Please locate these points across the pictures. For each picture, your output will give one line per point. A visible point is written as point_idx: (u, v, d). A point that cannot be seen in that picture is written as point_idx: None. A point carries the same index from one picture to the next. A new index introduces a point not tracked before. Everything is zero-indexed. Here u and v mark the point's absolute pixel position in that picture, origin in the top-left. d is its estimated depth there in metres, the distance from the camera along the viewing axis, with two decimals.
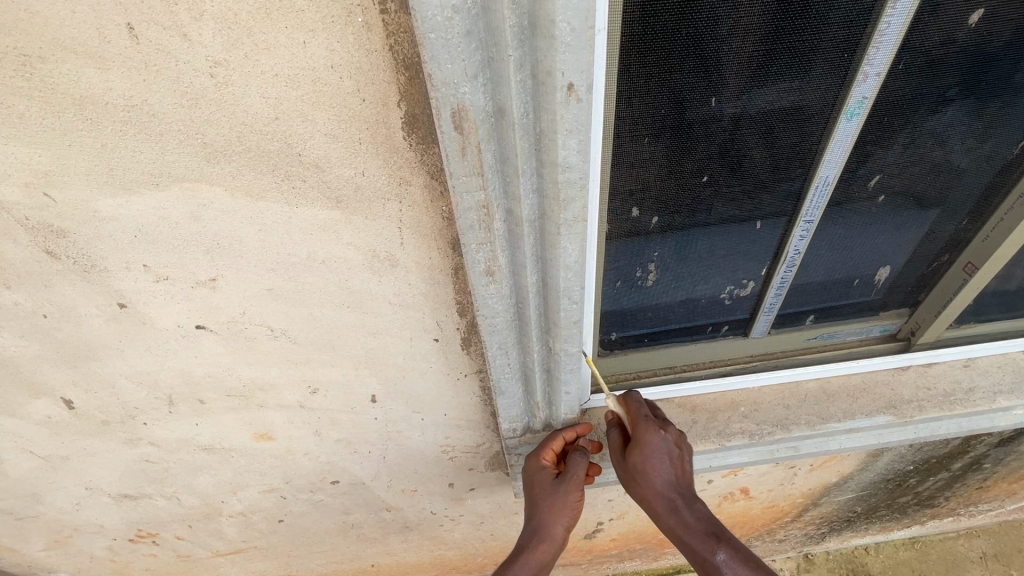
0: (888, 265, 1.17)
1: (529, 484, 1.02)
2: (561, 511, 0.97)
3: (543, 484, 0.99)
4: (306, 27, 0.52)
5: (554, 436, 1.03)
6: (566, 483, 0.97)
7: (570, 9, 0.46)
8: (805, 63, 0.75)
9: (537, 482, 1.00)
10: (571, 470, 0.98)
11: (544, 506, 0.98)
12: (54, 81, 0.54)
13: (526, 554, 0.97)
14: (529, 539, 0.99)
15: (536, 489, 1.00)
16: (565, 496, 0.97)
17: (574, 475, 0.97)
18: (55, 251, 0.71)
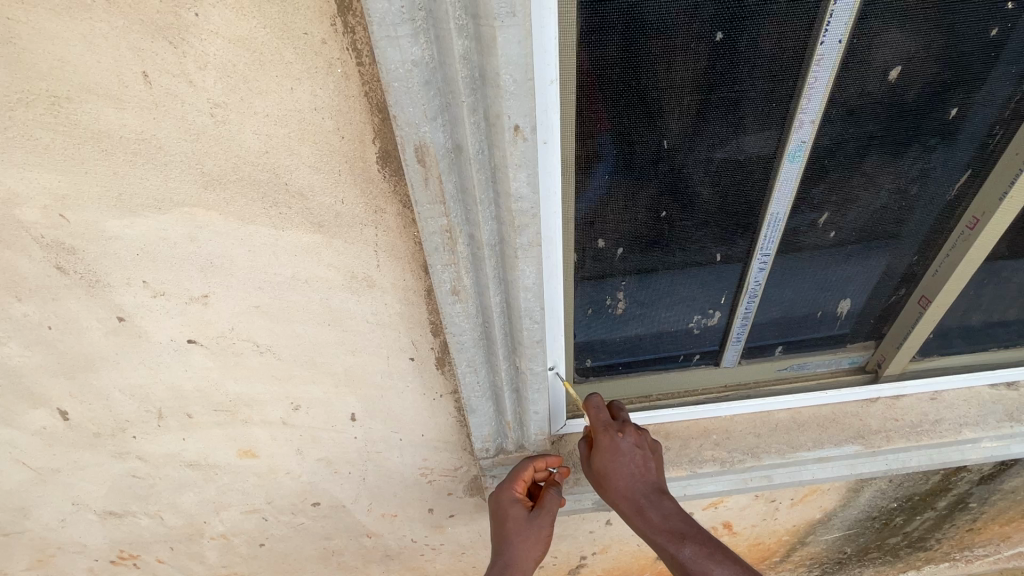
0: (848, 299, 1.23)
1: (499, 516, 1.03)
2: (533, 547, 0.99)
3: (517, 519, 1.01)
4: (293, 76, 0.62)
5: (529, 467, 1.05)
6: (540, 517, 1.01)
7: (511, 64, 0.56)
8: (740, 114, 0.84)
9: (511, 516, 1.01)
10: (545, 504, 1.02)
11: (515, 539, 0.99)
12: (77, 118, 0.63)
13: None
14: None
15: (508, 521, 1.01)
16: (539, 530, 0.99)
17: (548, 509, 1.01)
18: (65, 267, 0.78)
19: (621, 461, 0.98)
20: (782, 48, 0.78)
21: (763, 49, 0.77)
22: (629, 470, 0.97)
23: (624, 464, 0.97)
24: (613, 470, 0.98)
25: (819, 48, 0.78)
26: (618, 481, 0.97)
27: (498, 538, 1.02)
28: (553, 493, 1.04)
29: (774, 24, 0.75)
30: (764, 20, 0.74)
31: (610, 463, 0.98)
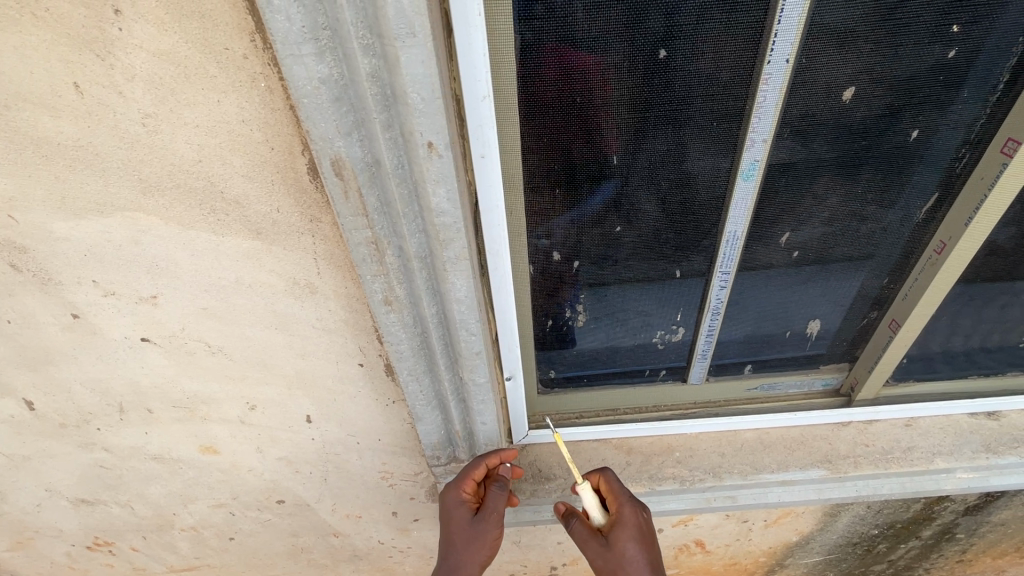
0: (817, 319, 1.21)
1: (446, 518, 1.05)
2: (479, 550, 1.03)
3: (463, 522, 1.03)
4: (219, 89, 0.63)
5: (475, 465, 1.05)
6: (485, 520, 1.03)
7: (417, 82, 0.57)
8: (684, 134, 0.84)
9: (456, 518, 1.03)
10: (490, 505, 1.02)
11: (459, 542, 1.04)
12: (16, 124, 0.65)
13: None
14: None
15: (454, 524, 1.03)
16: (484, 531, 1.02)
17: (491, 512, 1.02)
18: (18, 264, 0.81)
19: (638, 543, 1.00)
20: (723, 67, 0.77)
21: (703, 68, 0.77)
22: (640, 557, 0.99)
23: (639, 550, 0.99)
24: (631, 554, 0.99)
25: (763, 68, 0.77)
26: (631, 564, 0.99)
27: (446, 537, 1.05)
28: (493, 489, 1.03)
29: (712, 46, 0.74)
30: (701, 40, 0.74)
31: (626, 543, 1.00)
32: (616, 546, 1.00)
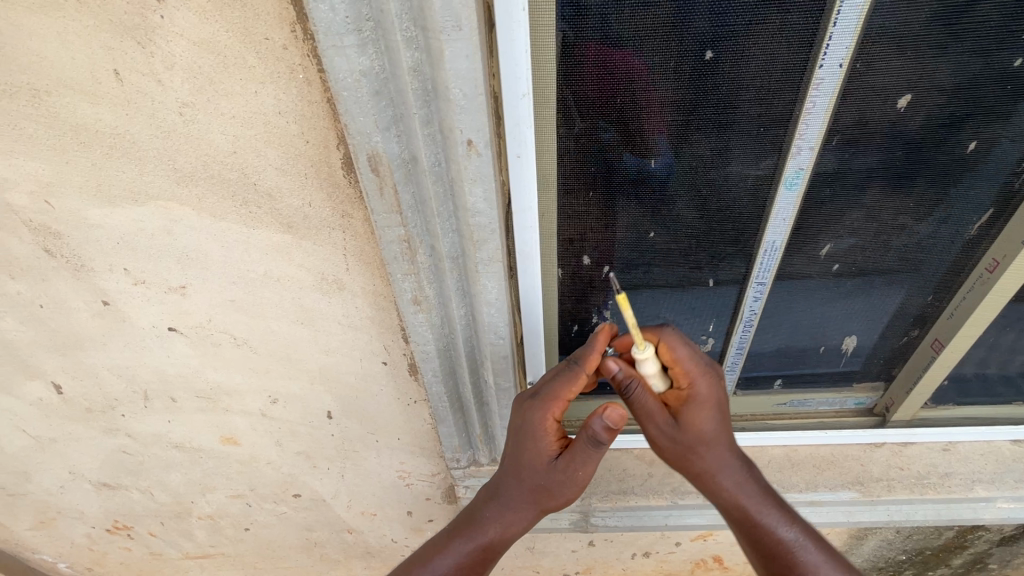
0: (854, 335, 1.16)
1: (515, 446, 0.88)
2: (560, 489, 0.87)
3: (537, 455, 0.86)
4: (257, 79, 0.62)
5: (567, 388, 0.83)
6: (568, 462, 0.85)
7: (460, 78, 0.55)
8: (728, 138, 0.81)
9: (534, 450, 0.86)
10: (577, 453, 0.83)
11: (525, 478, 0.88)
12: (56, 110, 0.65)
13: (493, 525, 0.90)
14: (488, 511, 0.91)
15: (528, 458, 0.87)
16: (569, 473, 0.85)
17: (578, 459, 0.84)
18: (52, 250, 0.81)
19: (724, 447, 0.86)
20: (774, 70, 0.73)
21: (752, 70, 0.73)
22: (732, 463, 0.87)
23: (732, 457, 0.87)
24: (722, 465, 0.86)
25: (816, 72, 0.73)
26: (725, 473, 0.86)
27: (507, 460, 0.90)
28: (592, 438, 0.81)
29: (764, 48, 0.71)
30: (753, 40, 0.70)
31: (714, 452, 0.86)
32: (701, 462, 0.86)
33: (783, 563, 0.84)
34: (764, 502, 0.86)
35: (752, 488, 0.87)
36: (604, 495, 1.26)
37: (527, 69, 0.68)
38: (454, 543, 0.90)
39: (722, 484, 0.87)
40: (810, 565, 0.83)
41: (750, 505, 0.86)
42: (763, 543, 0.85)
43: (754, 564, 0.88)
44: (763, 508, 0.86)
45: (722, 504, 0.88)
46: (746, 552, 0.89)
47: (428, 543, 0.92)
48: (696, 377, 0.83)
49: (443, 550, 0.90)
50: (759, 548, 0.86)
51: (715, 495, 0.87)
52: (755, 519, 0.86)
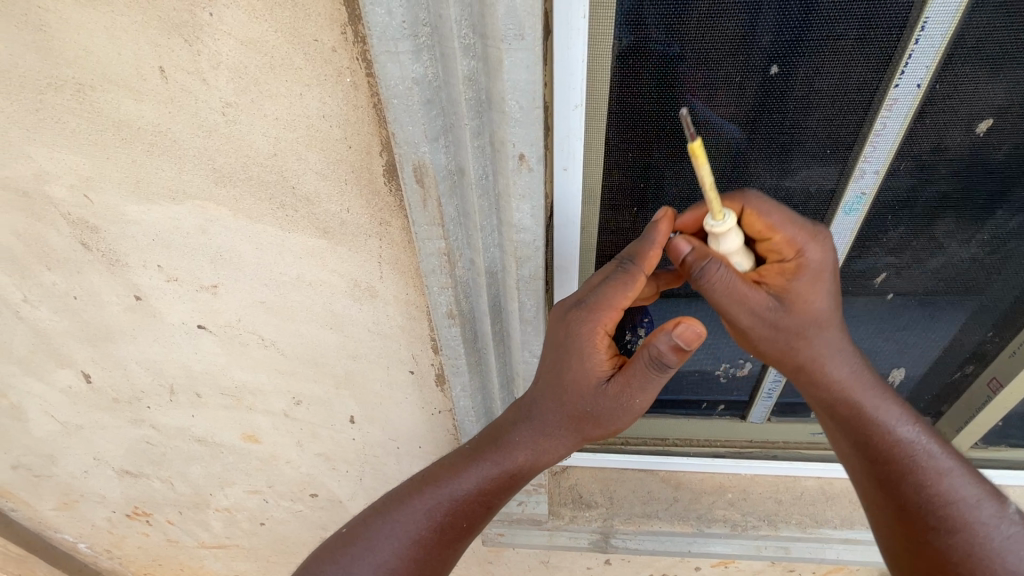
0: (901, 367, 1.10)
1: (555, 371, 0.73)
2: (611, 417, 0.73)
3: (584, 375, 0.72)
4: (303, 82, 0.60)
5: (622, 293, 0.67)
6: (623, 384, 0.69)
7: (517, 89, 0.52)
8: (788, 157, 0.76)
9: (580, 372, 0.71)
10: (635, 371, 0.68)
11: (557, 396, 0.74)
12: (100, 106, 0.64)
13: (518, 446, 0.77)
14: (513, 429, 0.77)
15: (572, 382, 0.72)
16: (624, 400, 0.70)
17: (637, 384, 0.69)
18: (89, 243, 0.81)
19: (834, 329, 0.70)
20: (845, 89, 0.68)
21: (822, 88, 0.68)
22: (843, 349, 0.71)
23: (844, 347, 0.71)
24: (836, 352, 0.71)
25: (891, 93, 0.68)
26: (838, 362, 0.71)
27: (543, 372, 0.75)
28: (647, 355, 0.66)
29: (837, 65, 0.66)
30: (826, 57, 0.65)
31: (824, 334, 0.70)
32: (808, 346, 0.70)
33: (899, 469, 0.71)
34: (882, 397, 0.72)
35: (870, 381, 0.72)
36: (627, 518, 1.22)
37: (582, 80, 0.65)
38: (473, 459, 0.79)
39: (835, 379, 0.71)
40: (936, 471, 0.71)
41: (868, 403, 0.71)
42: (877, 447, 0.72)
43: (848, 464, 0.77)
44: (881, 404, 0.72)
45: (826, 403, 0.73)
46: (843, 453, 0.77)
47: (448, 458, 0.82)
48: (806, 250, 0.67)
49: (460, 472, 0.79)
50: (868, 450, 0.73)
51: (820, 391, 0.72)
52: (870, 417, 0.71)
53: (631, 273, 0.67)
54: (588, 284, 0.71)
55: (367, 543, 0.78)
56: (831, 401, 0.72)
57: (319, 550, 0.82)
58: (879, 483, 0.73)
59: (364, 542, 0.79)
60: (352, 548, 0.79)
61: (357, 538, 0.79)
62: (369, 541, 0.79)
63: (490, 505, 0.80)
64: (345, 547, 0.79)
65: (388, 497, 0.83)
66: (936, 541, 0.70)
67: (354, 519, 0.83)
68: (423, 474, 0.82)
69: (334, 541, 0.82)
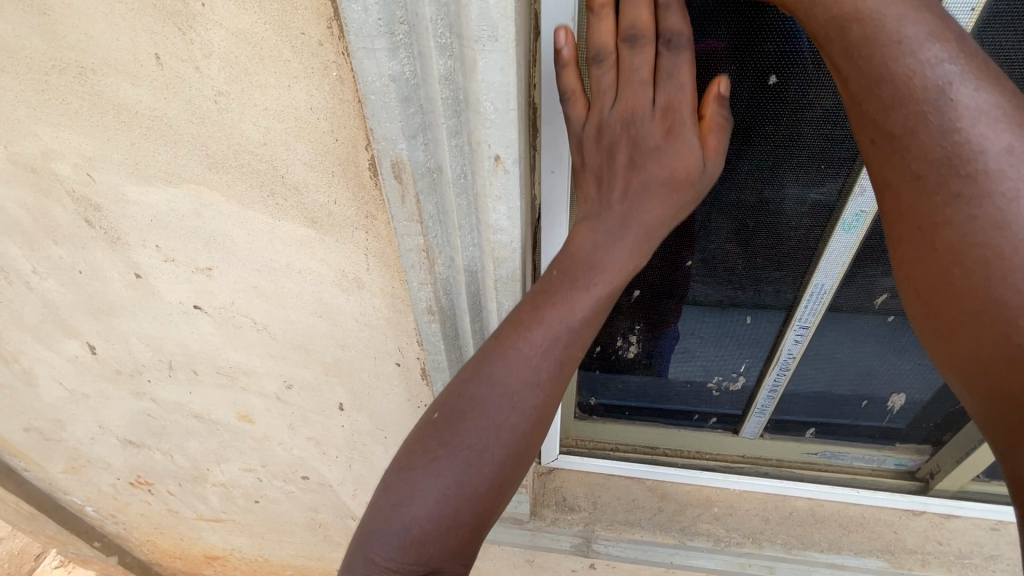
0: (902, 393, 1.06)
1: (631, 179, 0.65)
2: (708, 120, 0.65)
3: (678, 154, 0.63)
4: (291, 74, 0.61)
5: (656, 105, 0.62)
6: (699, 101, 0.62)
7: (492, 91, 0.52)
8: (780, 170, 0.75)
9: (666, 191, 0.64)
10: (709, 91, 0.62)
11: (663, 193, 0.64)
12: (100, 89, 0.66)
13: (601, 293, 0.65)
14: (577, 274, 0.65)
15: (659, 175, 0.64)
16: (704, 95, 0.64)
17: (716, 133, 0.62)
18: (92, 220, 0.84)
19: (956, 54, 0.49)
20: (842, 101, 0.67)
21: (816, 98, 0.67)
22: (950, 84, 0.49)
23: (956, 88, 0.49)
24: (921, 90, 0.49)
25: None
26: (925, 105, 0.50)
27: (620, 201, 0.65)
28: (721, 131, 0.62)
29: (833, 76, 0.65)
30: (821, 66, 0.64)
31: (907, 39, 0.50)
32: (878, 56, 0.50)
33: (963, 282, 0.51)
34: (994, 161, 0.48)
35: (982, 144, 0.49)
36: (610, 524, 1.22)
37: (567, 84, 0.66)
38: (534, 314, 0.64)
39: (900, 93, 0.50)
40: (1017, 288, 0.48)
41: (949, 180, 0.50)
42: (942, 239, 0.52)
43: (900, 279, 0.56)
44: (988, 172, 0.49)
45: (887, 169, 0.53)
46: (898, 262, 0.56)
47: (500, 329, 0.67)
48: None
49: (477, 379, 0.66)
50: (926, 251, 0.53)
51: (889, 176, 0.53)
52: (942, 198, 0.51)
53: (684, 50, 0.60)
54: (594, 127, 0.64)
55: (438, 463, 0.65)
56: (892, 162, 0.53)
57: (380, 484, 0.69)
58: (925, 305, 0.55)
59: (432, 465, 0.65)
60: (420, 475, 0.65)
61: (422, 458, 0.66)
62: (440, 459, 0.65)
63: (566, 380, 0.67)
64: (409, 471, 0.66)
65: (444, 400, 0.67)
66: (1016, 397, 0.49)
67: (408, 440, 0.69)
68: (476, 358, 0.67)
69: (393, 470, 0.68)
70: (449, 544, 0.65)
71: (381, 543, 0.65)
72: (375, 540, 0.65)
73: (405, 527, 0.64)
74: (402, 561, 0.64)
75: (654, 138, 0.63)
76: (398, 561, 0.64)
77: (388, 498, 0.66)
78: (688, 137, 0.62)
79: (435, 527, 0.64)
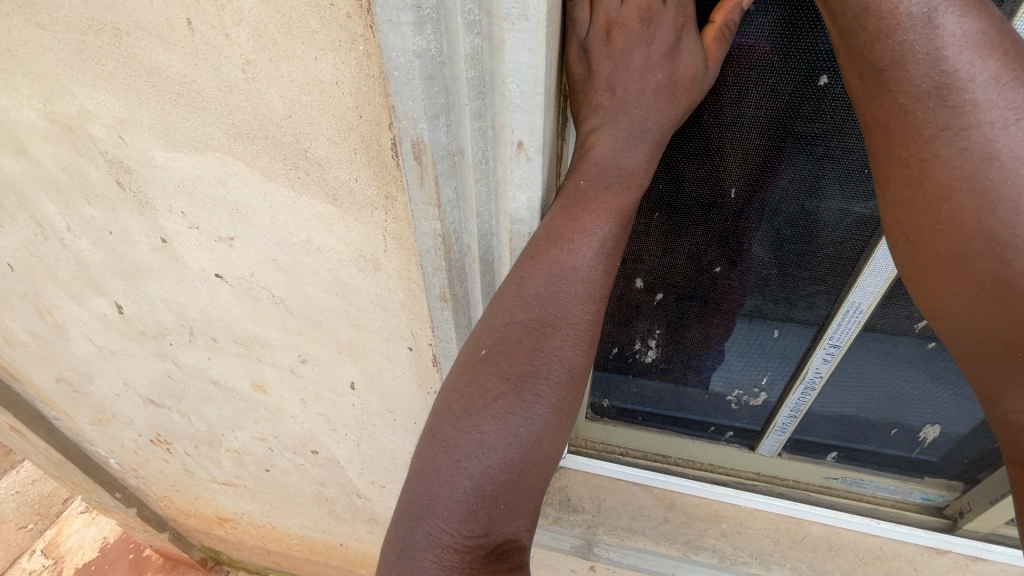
0: (936, 424, 1.00)
1: (626, 91, 0.60)
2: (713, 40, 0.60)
3: (682, 66, 0.58)
4: (318, 46, 0.60)
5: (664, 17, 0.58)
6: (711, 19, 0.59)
7: (519, 73, 0.50)
8: (821, 173, 0.71)
9: (663, 104, 0.60)
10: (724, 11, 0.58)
11: (673, 102, 0.60)
12: (134, 52, 0.67)
13: (637, 197, 0.62)
14: (610, 179, 0.60)
15: (659, 89, 0.59)
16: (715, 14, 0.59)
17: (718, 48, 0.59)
18: (122, 182, 0.85)
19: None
20: None
21: None
22: (934, 11, 0.49)
23: (942, 15, 0.49)
24: (909, 19, 0.50)
25: None
26: (913, 35, 0.50)
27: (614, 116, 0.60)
28: (725, 42, 0.59)
29: None
30: None
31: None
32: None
33: (950, 222, 0.53)
34: (982, 91, 0.50)
35: (969, 74, 0.49)
36: (613, 529, 1.18)
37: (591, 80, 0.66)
38: (576, 222, 0.60)
39: (889, 25, 0.50)
40: (999, 215, 0.51)
41: (936, 113, 0.51)
42: (931, 176, 0.53)
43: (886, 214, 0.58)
44: (975, 102, 0.50)
45: (877, 106, 0.54)
46: (885, 203, 0.57)
47: (530, 244, 0.62)
48: None
49: (495, 342, 0.61)
50: (914, 188, 0.54)
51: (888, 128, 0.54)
52: (930, 133, 0.52)
53: None
54: (601, 28, 0.58)
55: (498, 406, 0.60)
56: (882, 99, 0.53)
57: (427, 439, 0.62)
58: (910, 242, 0.57)
59: (492, 409, 0.59)
60: (482, 423, 0.59)
61: (477, 404, 0.60)
62: (501, 401, 0.60)
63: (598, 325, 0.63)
64: (466, 420, 0.60)
65: (491, 334, 0.61)
66: (991, 327, 0.54)
67: (451, 385, 0.62)
68: (515, 278, 0.61)
69: (441, 423, 0.61)
70: (520, 489, 0.61)
71: (448, 503, 0.60)
72: (441, 502, 0.60)
73: (474, 483, 0.59)
74: (475, 515, 0.60)
75: (668, 38, 0.58)
76: (472, 520, 0.60)
77: (445, 454, 0.60)
78: (697, 43, 0.59)
79: (506, 473, 0.60)
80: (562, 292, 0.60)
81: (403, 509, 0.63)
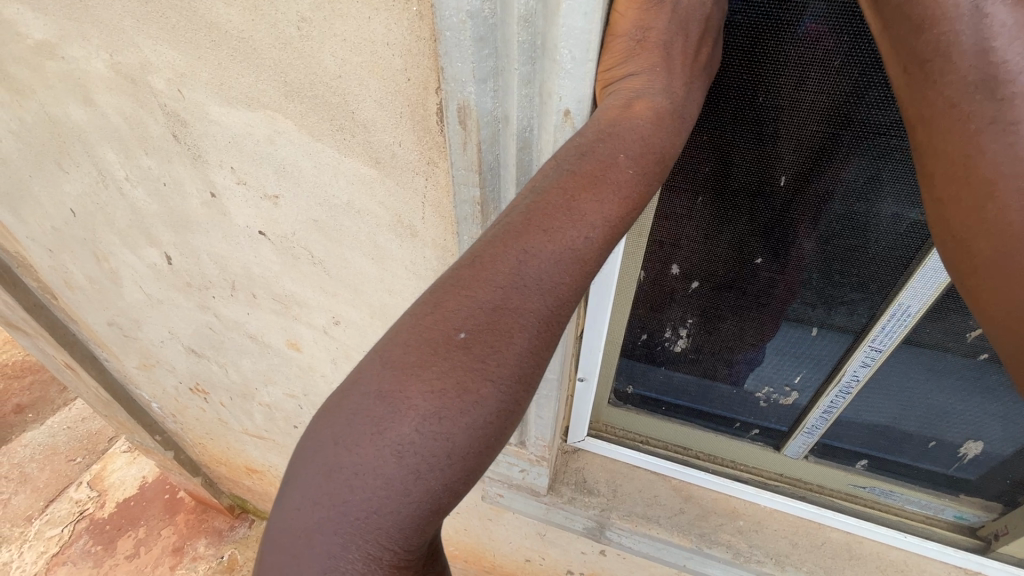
0: (978, 440, 0.95)
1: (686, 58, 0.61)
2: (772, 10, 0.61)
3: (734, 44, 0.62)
4: (372, 6, 0.60)
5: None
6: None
7: (572, 37, 0.50)
8: (879, 165, 0.67)
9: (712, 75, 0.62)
10: None
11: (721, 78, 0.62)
12: (196, 6, 0.69)
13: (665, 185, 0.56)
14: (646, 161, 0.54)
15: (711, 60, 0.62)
16: None
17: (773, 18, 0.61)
18: (178, 135, 0.89)
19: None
20: None
21: None
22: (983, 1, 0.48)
23: (989, 6, 0.48)
24: (955, 9, 0.49)
25: None
26: (958, 25, 0.49)
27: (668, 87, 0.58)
28: None
29: None
30: None
31: None
32: None
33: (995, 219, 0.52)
34: None
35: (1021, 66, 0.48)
36: (627, 515, 1.18)
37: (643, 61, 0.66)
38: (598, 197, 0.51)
39: (932, 15, 0.50)
40: None
41: (983, 106, 0.51)
42: (977, 169, 0.52)
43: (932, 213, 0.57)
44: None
45: (922, 100, 0.53)
46: (930, 200, 0.56)
47: (532, 201, 0.51)
48: None
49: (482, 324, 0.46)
50: (959, 183, 0.53)
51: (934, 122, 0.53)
52: (976, 126, 0.51)
53: None
54: None
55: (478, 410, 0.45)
56: (926, 89, 0.52)
57: (366, 437, 0.44)
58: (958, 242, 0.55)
59: (468, 422, 0.45)
60: (449, 442, 0.44)
61: (451, 406, 0.44)
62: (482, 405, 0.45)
63: None
64: (434, 424, 0.44)
65: (475, 312, 0.46)
66: None
67: (409, 377, 0.45)
68: (514, 252, 0.48)
69: (397, 420, 0.44)
70: None
71: (391, 520, 0.44)
72: (381, 517, 0.44)
73: (430, 498, 0.45)
74: (416, 543, 0.46)
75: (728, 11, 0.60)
76: (417, 537, 0.46)
77: (395, 461, 0.44)
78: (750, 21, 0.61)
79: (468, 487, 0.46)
80: (565, 285, 0.49)
81: (308, 536, 0.45)
